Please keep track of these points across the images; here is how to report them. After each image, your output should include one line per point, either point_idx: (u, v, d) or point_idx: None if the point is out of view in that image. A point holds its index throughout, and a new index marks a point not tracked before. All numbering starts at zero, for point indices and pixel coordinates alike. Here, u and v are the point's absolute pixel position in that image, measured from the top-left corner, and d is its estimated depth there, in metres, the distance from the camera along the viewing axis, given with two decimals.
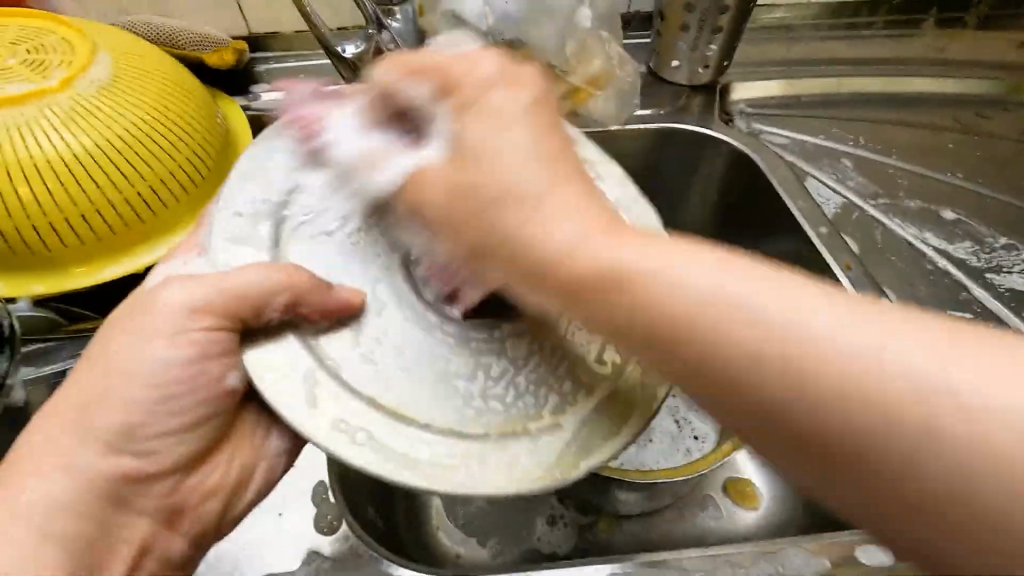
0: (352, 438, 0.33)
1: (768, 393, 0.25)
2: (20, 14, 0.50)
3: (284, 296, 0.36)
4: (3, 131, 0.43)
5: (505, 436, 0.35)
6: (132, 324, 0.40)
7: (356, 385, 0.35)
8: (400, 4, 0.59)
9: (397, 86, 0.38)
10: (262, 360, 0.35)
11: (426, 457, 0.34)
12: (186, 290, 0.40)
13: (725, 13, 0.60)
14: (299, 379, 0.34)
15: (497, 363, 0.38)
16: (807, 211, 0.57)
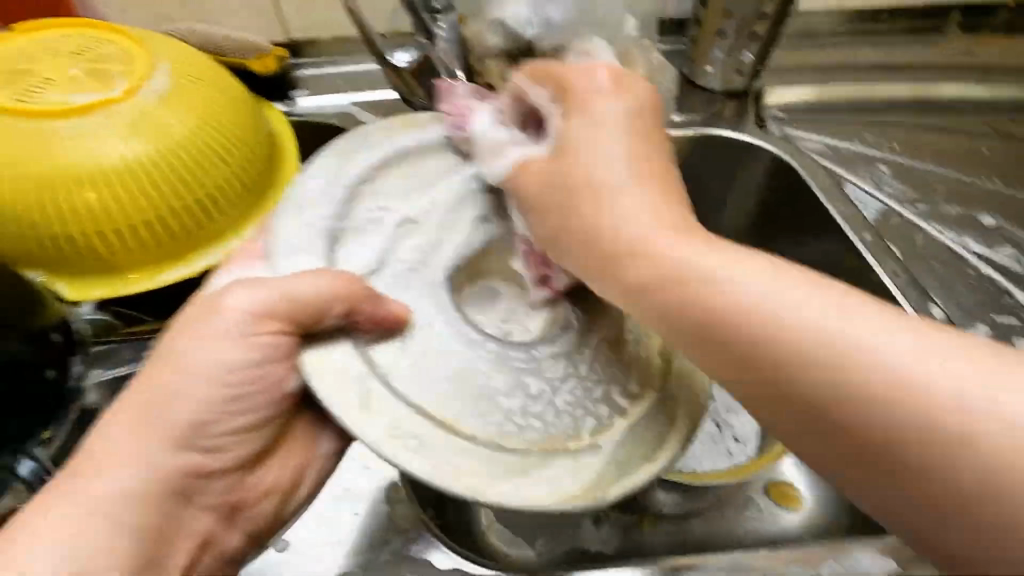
0: (407, 445, 0.33)
1: (835, 395, 0.27)
2: (76, 24, 0.50)
3: (340, 306, 0.36)
4: (72, 140, 0.44)
5: (548, 452, 0.35)
6: (197, 327, 0.40)
7: (409, 394, 0.35)
8: (445, 12, 0.60)
9: (526, 89, 0.43)
10: (318, 363, 0.35)
11: (478, 470, 0.33)
12: (249, 295, 0.39)
13: (763, 20, 0.61)
14: (356, 387, 0.34)
15: (535, 383, 0.38)
16: (851, 217, 0.58)
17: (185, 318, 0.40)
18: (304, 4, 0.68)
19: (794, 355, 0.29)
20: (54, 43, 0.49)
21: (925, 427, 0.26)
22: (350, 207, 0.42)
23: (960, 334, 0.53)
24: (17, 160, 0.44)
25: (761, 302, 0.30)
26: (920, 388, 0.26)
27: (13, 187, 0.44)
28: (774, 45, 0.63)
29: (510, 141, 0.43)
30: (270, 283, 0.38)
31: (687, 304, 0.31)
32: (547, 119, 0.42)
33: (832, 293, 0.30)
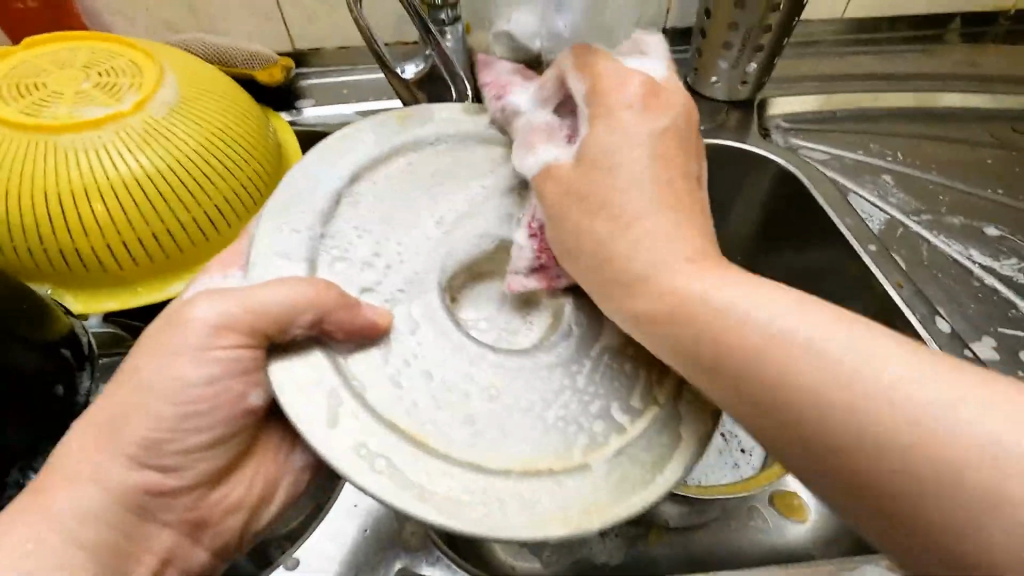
0: (372, 464, 0.31)
1: (819, 414, 0.27)
2: (86, 37, 0.51)
3: (309, 314, 0.34)
4: (82, 154, 0.44)
5: (528, 476, 0.33)
6: (157, 341, 0.38)
7: (381, 410, 0.33)
8: (451, 25, 0.60)
9: (568, 76, 0.41)
10: (288, 374, 0.33)
11: (447, 485, 0.32)
12: (212, 305, 0.37)
13: (768, 32, 0.61)
14: (318, 401, 0.32)
15: (530, 400, 0.35)
16: (855, 228, 0.58)
17: (149, 334, 0.39)
18: (310, 14, 0.68)
19: (778, 366, 0.28)
20: (65, 54, 0.49)
21: (928, 457, 0.24)
22: (333, 215, 0.39)
23: (966, 346, 0.53)
24: (26, 172, 0.44)
25: (759, 320, 0.29)
26: (935, 420, 0.25)
27: (22, 199, 0.44)
28: (776, 56, 0.64)
29: (551, 139, 0.42)
30: (230, 299, 0.37)
31: (704, 325, 0.31)
32: (580, 121, 0.40)
33: (858, 323, 0.28)
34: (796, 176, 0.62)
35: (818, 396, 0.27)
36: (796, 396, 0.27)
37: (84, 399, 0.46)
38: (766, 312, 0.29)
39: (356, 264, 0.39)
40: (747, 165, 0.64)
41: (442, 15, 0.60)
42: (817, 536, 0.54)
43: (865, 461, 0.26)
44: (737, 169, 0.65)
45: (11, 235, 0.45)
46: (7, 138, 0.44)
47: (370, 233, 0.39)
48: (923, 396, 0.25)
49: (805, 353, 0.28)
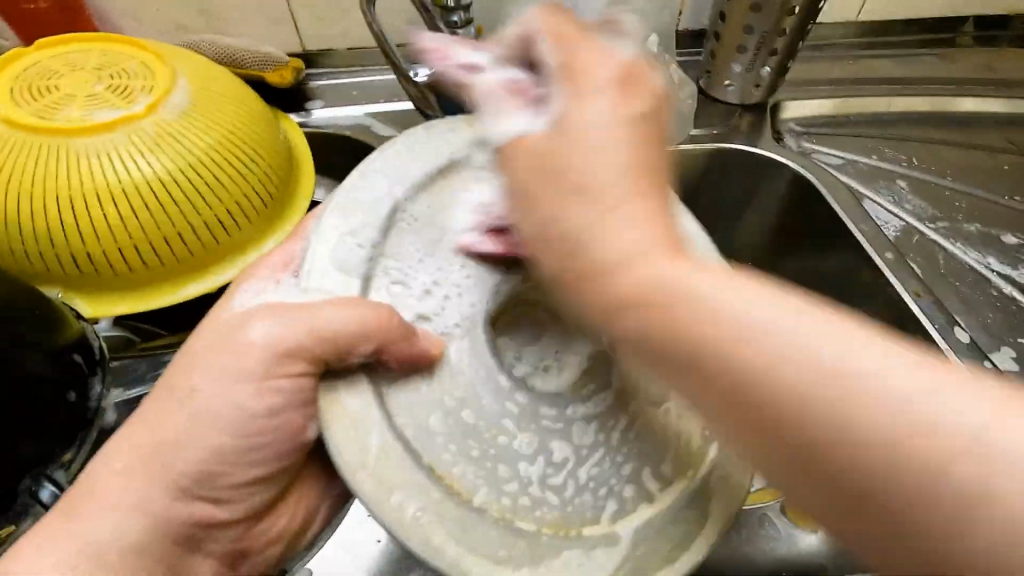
0: (411, 518, 0.31)
1: (845, 453, 0.23)
2: (99, 38, 0.50)
3: (368, 346, 0.33)
4: (93, 157, 0.44)
5: (556, 540, 0.33)
6: (219, 361, 0.38)
7: (421, 452, 0.33)
8: (464, 27, 0.58)
9: (550, 46, 0.36)
10: (336, 406, 0.33)
11: (485, 548, 0.31)
12: (272, 328, 0.37)
13: (782, 36, 0.60)
14: (368, 453, 0.32)
15: (560, 449, 0.35)
16: (871, 236, 0.58)
17: (196, 360, 0.39)
18: (320, 14, 0.68)
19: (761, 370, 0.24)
20: (77, 57, 0.48)
21: (914, 457, 0.22)
22: (388, 230, 0.39)
23: (987, 357, 0.52)
24: (38, 176, 0.43)
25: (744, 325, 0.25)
26: (885, 409, 0.22)
27: (33, 203, 0.44)
28: (791, 59, 0.63)
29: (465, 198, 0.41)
30: (285, 325, 0.36)
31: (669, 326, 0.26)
32: (550, 89, 0.35)
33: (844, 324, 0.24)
34: (811, 182, 0.62)
35: (821, 408, 0.23)
36: (769, 396, 0.24)
37: (95, 405, 0.46)
38: (766, 316, 0.25)
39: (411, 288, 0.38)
40: (763, 170, 0.64)
41: (455, 16, 0.57)
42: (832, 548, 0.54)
43: (823, 453, 0.23)
44: (751, 174, 0.65)
45: (23, 239, 0.45)
46: (20, 141, 0.44)
47: (421, 258, 0.39)
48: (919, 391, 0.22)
49: (792, 354, 0.24)
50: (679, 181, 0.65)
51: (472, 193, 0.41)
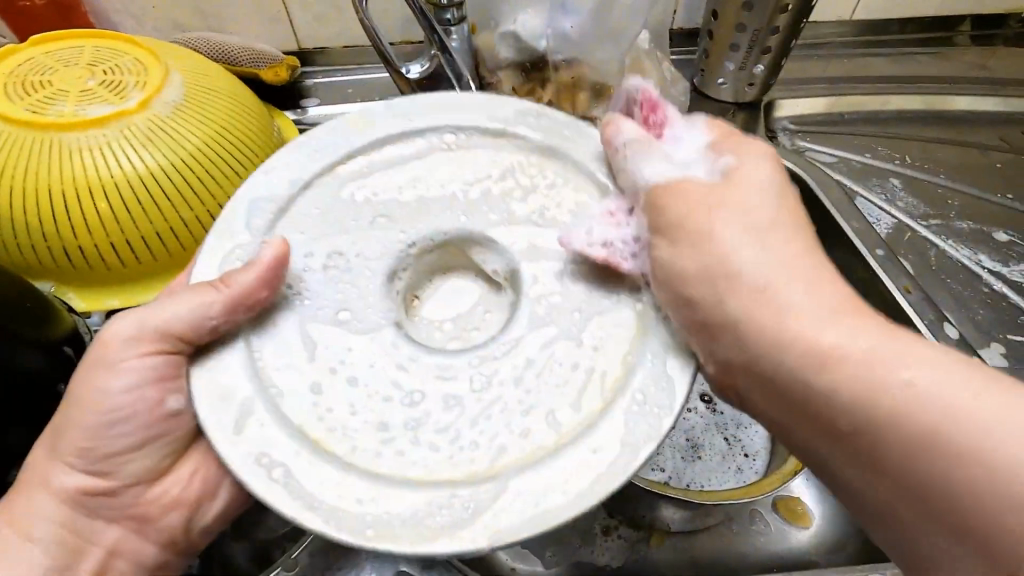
0: (270, 473, 0.31)
1: (879, 415, 0.28)
2: (93, 35, 0.51)
3: (217, 309, 0.34)
4: (84, 152, 0.44)
5: (429, 481, 0.31)
6: (89, 359, 0.40)
7: (290, 413, 0.33)
8: (457, 24, 0.57)
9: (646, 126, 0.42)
10: (204, 375, 0.33)
11: (346, 495, 0.31)
12: (140, 322, 0.38)
13: (775, 34, 0.60)
14: (230, 405, 0.32)
15: (430, 397, 0.34)
16: (861, 233, 0.58)
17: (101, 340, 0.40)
18: (315, 12, 0.68)
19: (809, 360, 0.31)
20: (71, 53, 0.49)
21: (925, 425, 0.27)
22: (274, 224, 0.38)
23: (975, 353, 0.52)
24: (30, 171, 0.44)
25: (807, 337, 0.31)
26: (905, 386, 0.28)
27: (24, 198, 0.44)
28: (785, 56, 0.63)
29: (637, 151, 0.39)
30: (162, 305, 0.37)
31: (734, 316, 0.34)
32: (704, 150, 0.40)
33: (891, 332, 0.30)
34: (803, 179, 0.62)
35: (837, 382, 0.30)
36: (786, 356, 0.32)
37: None
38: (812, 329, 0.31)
39: (307, 265, 0.37)
40: None
41: (448, 14, 0.57)
42: (820, 544, 0.54)
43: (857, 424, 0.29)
44: None
45: (15, 232, 0.45)
46: (12, 136, 0.44)
47: (328, 233, 0.38)
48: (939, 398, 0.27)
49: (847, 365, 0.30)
50: None
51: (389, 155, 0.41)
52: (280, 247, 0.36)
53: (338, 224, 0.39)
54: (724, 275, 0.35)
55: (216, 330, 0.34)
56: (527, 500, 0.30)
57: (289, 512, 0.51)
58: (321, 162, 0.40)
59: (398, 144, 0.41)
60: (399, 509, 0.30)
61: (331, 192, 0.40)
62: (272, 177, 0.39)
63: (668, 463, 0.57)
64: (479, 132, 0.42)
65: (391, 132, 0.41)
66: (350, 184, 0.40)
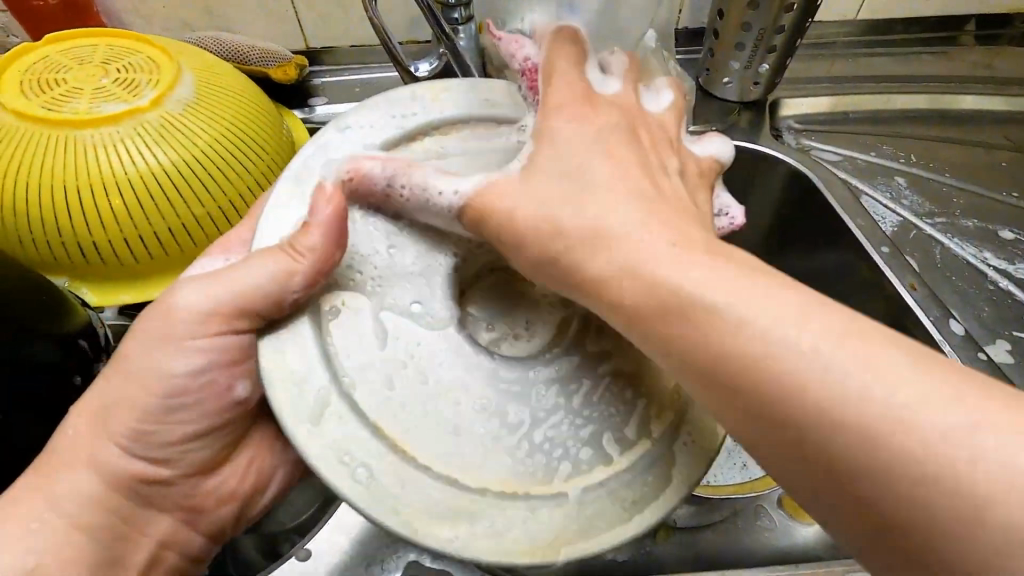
0: (351, 472, 0.30)
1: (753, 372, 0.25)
2: (106, 33, 0.51)
3: (297, 292, 0.34)
4: (99, 149, 0.45)
5: (504, 496, 0.32)
6: (149, 327, 0.39)
7: (365, 408, 0.32)
8: (464, 22, 0.59)
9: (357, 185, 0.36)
10: (277, 355, 0.32)
11: (432, 502, 0.31)
12: (196, 290, 0.38)
13: (780, 33, 0.60)
14: (306, 392, 0.31)
15: (513, 409, 0.34)
16: (868, 230, 0.58)
17: (166, 311, 0.38)
18: (324, 12, 0.69)
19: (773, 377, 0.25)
20: (85, 52, 0.49)
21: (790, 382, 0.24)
22: (345, 193, 0.37)
23: (981, 349, 0.52)
24: (46, 167, 0.44)
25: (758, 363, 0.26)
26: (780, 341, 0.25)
27: (40, 193, 0.45)
28: (790, 57, 0.64)
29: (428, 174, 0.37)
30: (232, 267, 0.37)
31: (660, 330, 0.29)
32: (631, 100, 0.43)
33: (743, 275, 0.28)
34: (808, 178, 0.62)
35: (826, 411, 0.23)
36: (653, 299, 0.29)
37: None
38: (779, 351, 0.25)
39: (375, 250, 0.37)
40: (760, 166, 0.64)
41: (455, 13, 0.58)
42: (826, 540, 0.54)
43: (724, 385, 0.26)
44: (748, 170, 0.65)
45: (31, 228, 0.46)
46: (28, 133, 0.44)
47: (396, 206, 0.37)
48: (953, 426, 0.21)
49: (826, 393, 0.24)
50: None
51: (455, 145, 0.40)
52: (335, 194, 0.35)
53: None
54: (625, 246, 0.31)
55: (296, 300, 0.34)
56: (587, 520, 0.32)
57: (299, 505, 0.52)
58: (389, 132, 0.39)
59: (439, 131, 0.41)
60: (479, 517, 0.31)
61: None
62: (342, 141, 0.38)
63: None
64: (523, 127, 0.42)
65: (428, 118, 0.41)
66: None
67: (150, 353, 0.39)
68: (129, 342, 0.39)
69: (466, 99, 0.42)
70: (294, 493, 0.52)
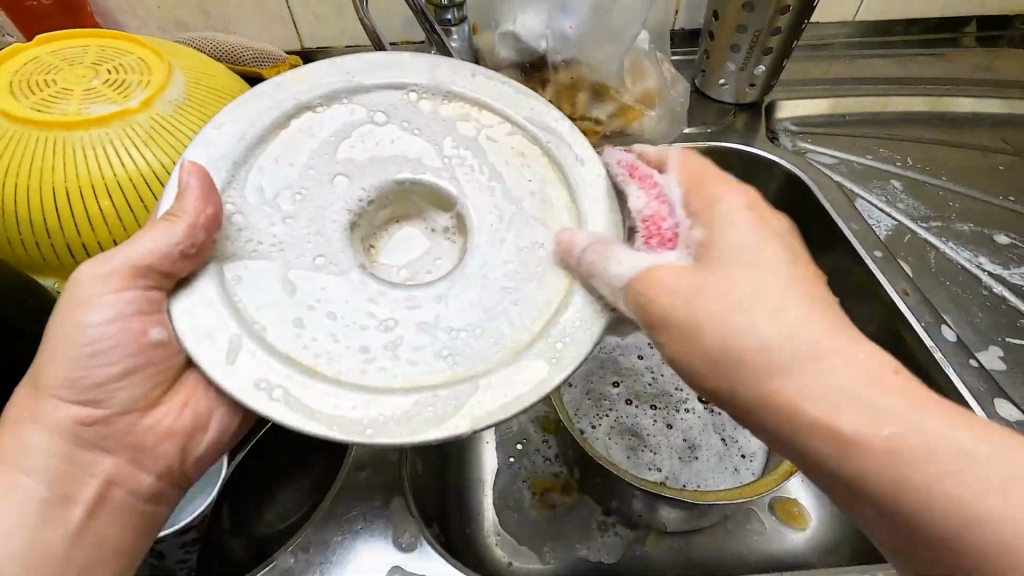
0: (270, 395, 0.32)
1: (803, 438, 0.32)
2: (100, 34, 0.51)
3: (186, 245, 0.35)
4: (89, 150, 0.45)
5: (410, 390, 0.34)
6: (67, 298, 0.39)
7: (276, 343, 0.34)
8: (457, 24, 0.57)
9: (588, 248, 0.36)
10: (187, 312, 0.34)
11: (346, 405, 0.33)
12: (106, 263, 0.38)
13: (777, 34, 0.60)
14: (217, 341, 0.33)
15: (401, 322, 0.36)
16: (861, 234, 0.58)
17: (73, 277, 0.39)
18: (320, 13, 0.69)
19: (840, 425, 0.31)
20: (76, 52, 0.49)
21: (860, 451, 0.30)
22: (231, 182, 0.38)
23: (972, 356, 0.52)
24: (34, 169, 0.44)
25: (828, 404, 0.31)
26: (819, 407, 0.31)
27: (29, 194, 0.45)
28: (787, 58, 0.63)
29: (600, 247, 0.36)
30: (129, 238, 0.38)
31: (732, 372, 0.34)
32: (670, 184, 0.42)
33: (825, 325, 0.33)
34: (801, 181, 0.62)
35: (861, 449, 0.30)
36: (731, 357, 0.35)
37: None
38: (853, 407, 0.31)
39: (270, 220, 0.37)
40: (755, 169, 0.64)
41: (448, 15, 0.56)
42: (815, 546, 0.54)
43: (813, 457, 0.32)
44: (742, 173, 0.65)
45: (20, 228, 0.46)
46: (17, 135, 0.44)
47: (287, 177, 0.39)
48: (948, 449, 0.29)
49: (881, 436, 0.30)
50: None
51: (342, 110, 0.41)
52: (194, 166, 0.36)
53: (295, 176, 0.39)
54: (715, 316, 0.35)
55: (185, 254, 0.35)
56: (496, 393, 0.33)
57: (288, 507, 0.52)
58: (267, 116, 0.39)
59: (315, 111, 0.41)
60: (392, 411, 0.33)
61: (286, 142, 0.39)
62: (218, 134, 0.38)
63: (665, 463, 0.57)
64: (409, 92, 0.42)
65: (299, 101, 0.40)
66: (269, 150, 0.39)
67: (74, 308, 0.39)
68: (54, 315, 0.40)
69: (328, 69, 0.42)
70: (284, 495, 0.52)
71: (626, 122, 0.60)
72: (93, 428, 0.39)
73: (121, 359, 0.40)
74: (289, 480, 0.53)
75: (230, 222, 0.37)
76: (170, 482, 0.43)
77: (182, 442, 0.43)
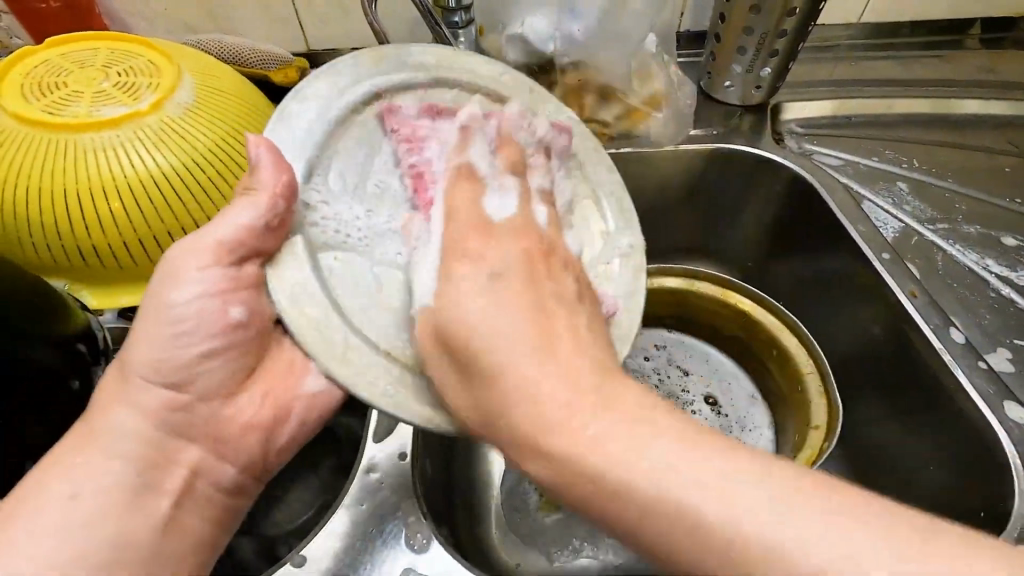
0: (389, 396, 0.35)
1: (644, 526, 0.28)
2: (108, 37, 0.51)
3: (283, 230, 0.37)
4: (100, 152, 0.45)
5: None
6: (161, 278, 0.39)
7: (381, 341, 0.37)
8: (465, 25, 0.58)
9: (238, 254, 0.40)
10: (297, 307, 0.35)
11: None
12: (195, 249, 0.38)
13: (782, 37, 0.60)
14: (334, 341, 0.35)
15: None
16: (868, 236, 0.58)
17: (164, 256, 0.39)
18: (325, 14, 0.69)
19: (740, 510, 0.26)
20: (86, 55, 0.50)
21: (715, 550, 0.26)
22: (311, 173, 0.39)
23: (982, 358, 0.52)
24: (46, 172, 0.44)
25: (674, 481, 0.27)
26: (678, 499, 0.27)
27: (40, 197, 0.45)
28: (792, 60, 0.63)
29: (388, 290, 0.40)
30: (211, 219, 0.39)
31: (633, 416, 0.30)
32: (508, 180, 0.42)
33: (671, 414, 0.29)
34: (808, 183, 0.62)
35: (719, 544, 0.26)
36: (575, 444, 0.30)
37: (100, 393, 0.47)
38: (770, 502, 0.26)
39: (356, 211, 0.40)
40: (762, 171, 0.64)
41: (455, 16, 0.57)
42: None
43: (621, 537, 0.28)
44: (749, 176, 0.65)
45: (31, 231, 0.46)
46: (29, 138, 0.45)
47: (369, 170, 0.41)
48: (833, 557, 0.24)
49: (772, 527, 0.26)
50: (676, 181, 0.66)
51: (410, 107, 0.44)
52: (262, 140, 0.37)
53: (376, 169, 0.42)
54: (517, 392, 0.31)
55: (269, 226, 0.37)
56: None
57: (297, 507, 0.52)
58: (343, 104, 0.41)
59: (387, 98, 0.43)
60: None
61: (365, 135, 0.42)
62: (300, 121, 0.39)
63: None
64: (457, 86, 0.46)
65: (373, 88, 0.42)
66: (349, 134, 0.41)
67: (160, 285, 0.39)
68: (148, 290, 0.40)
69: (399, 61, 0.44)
70: (293, 496, 0.52)
71: (632, 123, 0.60)
72: (178, 414, 0.40)
73: (204, 341, 0.40)
74: (299, 481, 0.53)
75: (315, 210, 0.38)
76: (249, 475, 0.44)
77: (265, 435, 0.44)
